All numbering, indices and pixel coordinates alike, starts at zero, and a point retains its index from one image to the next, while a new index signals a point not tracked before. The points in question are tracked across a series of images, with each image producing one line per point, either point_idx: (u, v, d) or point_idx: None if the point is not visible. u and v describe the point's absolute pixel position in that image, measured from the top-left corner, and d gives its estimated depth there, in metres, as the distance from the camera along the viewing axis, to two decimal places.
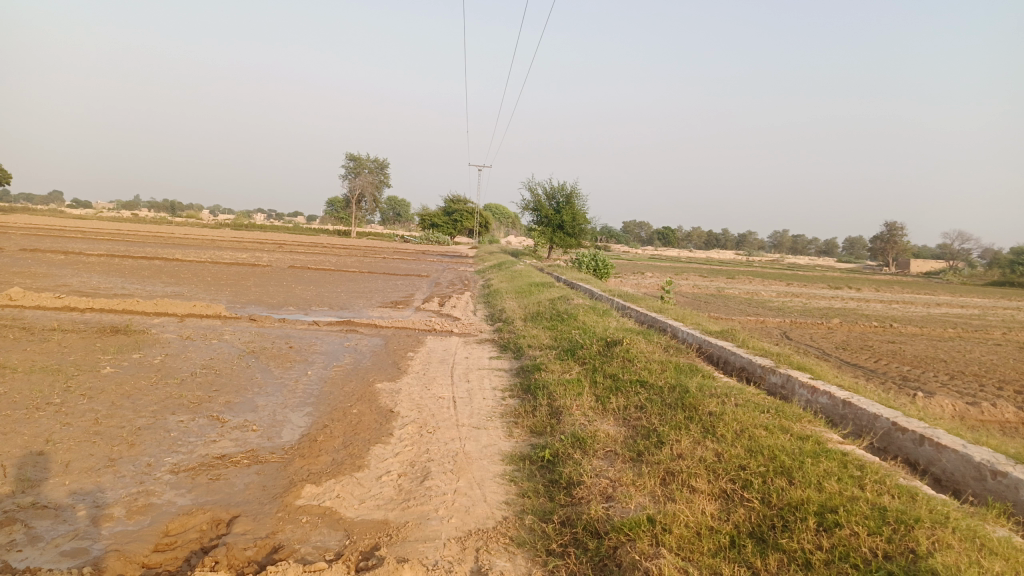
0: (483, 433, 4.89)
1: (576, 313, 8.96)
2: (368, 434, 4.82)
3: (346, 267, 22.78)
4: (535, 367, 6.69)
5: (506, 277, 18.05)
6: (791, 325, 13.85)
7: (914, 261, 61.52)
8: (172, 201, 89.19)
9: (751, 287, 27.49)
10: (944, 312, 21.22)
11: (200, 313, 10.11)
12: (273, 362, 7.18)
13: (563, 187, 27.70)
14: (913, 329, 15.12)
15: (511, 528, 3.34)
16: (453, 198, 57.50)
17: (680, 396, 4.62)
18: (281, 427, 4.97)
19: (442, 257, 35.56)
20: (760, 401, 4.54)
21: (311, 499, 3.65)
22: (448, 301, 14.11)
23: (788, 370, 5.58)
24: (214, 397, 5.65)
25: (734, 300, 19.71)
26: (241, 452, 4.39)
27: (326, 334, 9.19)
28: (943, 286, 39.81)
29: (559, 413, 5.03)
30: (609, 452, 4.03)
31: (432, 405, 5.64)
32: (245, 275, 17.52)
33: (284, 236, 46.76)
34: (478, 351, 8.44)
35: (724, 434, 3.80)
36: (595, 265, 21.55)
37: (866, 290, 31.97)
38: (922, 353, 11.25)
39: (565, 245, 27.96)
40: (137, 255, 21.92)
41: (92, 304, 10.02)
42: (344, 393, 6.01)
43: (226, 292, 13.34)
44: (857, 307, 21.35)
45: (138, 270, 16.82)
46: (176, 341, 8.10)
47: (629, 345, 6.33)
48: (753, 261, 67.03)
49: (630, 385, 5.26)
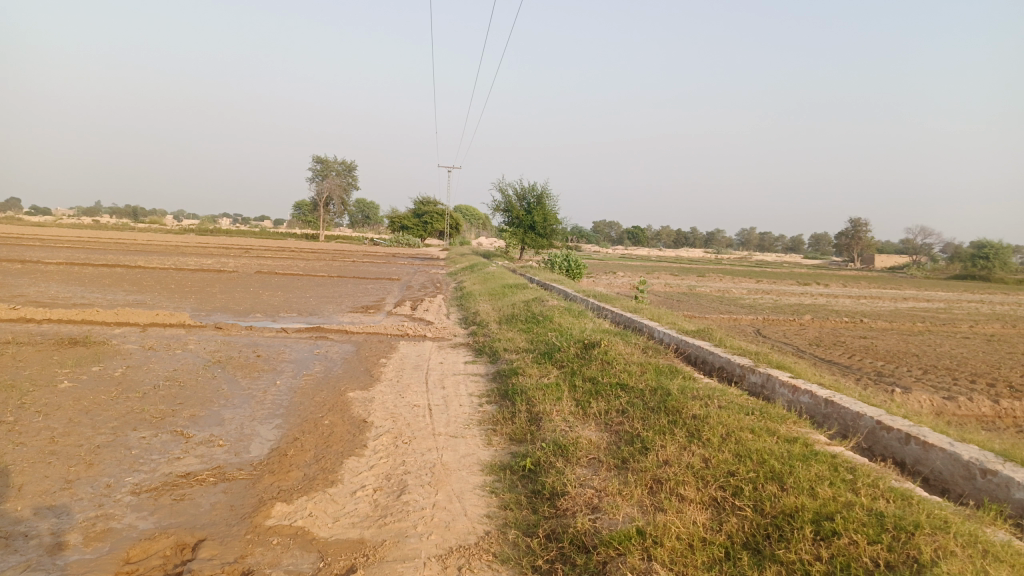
0: (461, 442, 4.73)
1: (551, 315, 8.83)
2: (341, 446, 4.64)
3: (316, 272, 22.43)
4: (511, 372, 6.55)
5: (478, 279, 17.90)
6: (764, 323, 13.89)
7: (878, 257, 62.62)
8: (135, 207, 87.32)
9: (722, 285, 27.66)
10: (911, 306, 21.53)
11: (164, 322, 9.79)
12: (240, 373, 6.95)
13: (534, 187, 27.62)
14: (883, 324, 15.28)
15: (494, 544, 3.19)
16: (423, 200, 57.11)
17: (662, 399, 4.52)
18: (249, 441, 4.77)
19: (414, 260, 35.28)
20: (744, 402, 4.45)
21: (282, 519, 3.46)
22: (420, 304, 13.91)
23: (768, 370, 5.51)
24: (178, 411, 5.41)
25: (706, 298, 19.77)
26: (208, 469, 4.19)
27: (296, 342, 8.95)
28: (907, 281, 40.55)
29: (538, 420, 4.89)
30: (593, 459, 3.90)
31: (407, 414, 5.46)
32: (211, 281, 17.12)
33: (251, 241, 45.98)
34: (452, 355, 8.27)
35: (710, 438, 3.69)
36: (567, 265, 21.49)
37: (834, 285, 32.37)
38: (894, 348, 11.34)
39: (537, 246, 27.88)
40: (99, 263, 21.33)
41: (49, 315, 9.64)
42: (315, 403, 5.81)
43: (192, 299, 12.98)
44: (827, 302, 21.55)
45: (99, 278, 16.33)
46: (138, 352, 7.80)
47: (607, 347, 6.21)
48: (722, 258, 67.66)
49: (610, 388, 5.15)
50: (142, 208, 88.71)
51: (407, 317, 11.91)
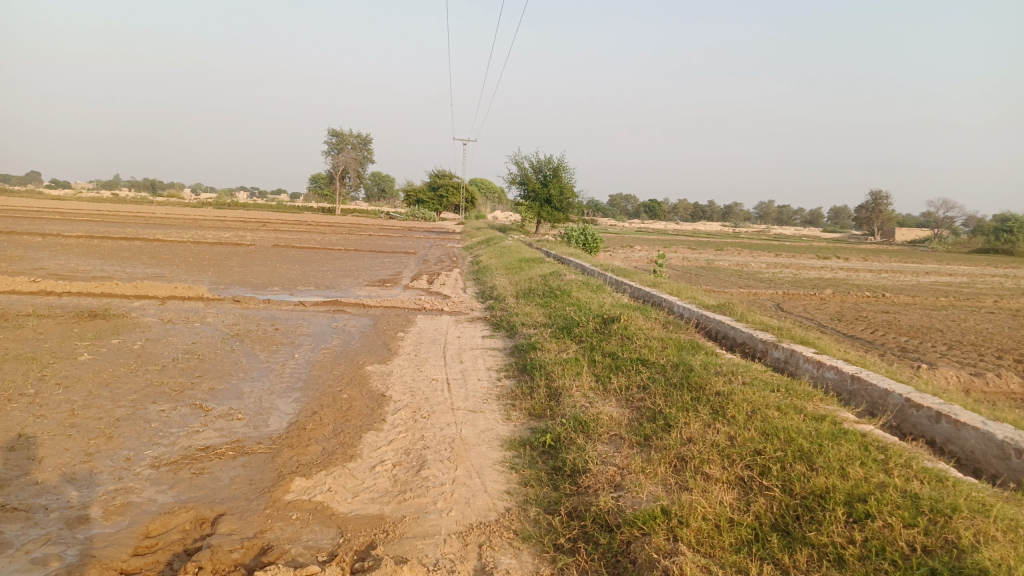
0: (480, 417, 4.68)
1: (569, 289, 8.74)
2: (359, 421, 4.61)
3: (333, 245, 22.42)
4: (530, 347, 6.48)
5: (495, 253, 17.82)
6: (784, 297, 13.70)
7: (899, 231, 61.72)
8: (153, 180, 87.75)
9: (740, 259, 27.36)
10: (933, 280, 21.18)
11: (182, 295, 9.81)
12: (258, 346, 6.94)
13: (551, 160, 27.36)
14: (906, 298, 15.05)
15: (515, 521, 3.15)
16: (439, 173, 56.86)
17: (684, 375, 4.43)
18: (268, 414, 4.75)
19: (429, 233, 35.22)
20: (768, 379, 4.36)
21: (301, 494, 3.43)
22: (436, 278, 13.86)
23: (792, 345, 5.41)
24: (197, 385, 5.41)
25: (725, 272, 19.55)
26: (227, 443, 4.17)
27: (313, 315, 8.93)
28: (929, 254, 39.96)
29: (558, 395, 4.83)
30: (614, 436, 3.84)
31: (426, 388, 5.42)
32: (229, 255, 17.16)
33: (269, 215, 46.08)
34: (470, 329, 8.22)
35: (735, 416, 3.61)
36: (584, 239, 21.33)
37: (854, 259, 31.94)
38: (917, 323, 11.14)
39: (553, 220, 27.69)
40: (118, 236, 21.43)
41: (69, 288, 9.69)
42: (333, 377, 5.79)
43: (209, 273, 13.00)
44: (848, 277, 21.25)
45: (118, 252, 16.40)
46: (157, 325, 7.81)
47: (627, 322, 6.12)
48: (740, 232, 66.99)
49: (631, 364, 5.07)
50: (160, 182, 89.12)
51: (424, 291, 11.86)
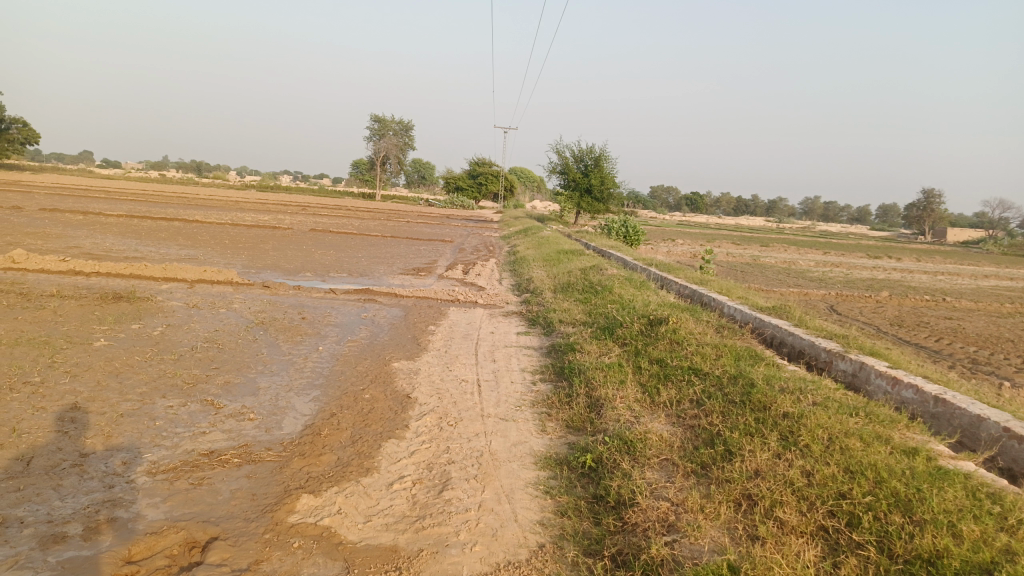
0: (511, 428, 4.23)
1: (612, 285, 8.21)
2: (380, 427, 4.19)
3: (370, 232, 22.21)
4: (568, 348, 6.00)
5: (533, 244, 17.34)
6: (838, 299, 12.94)
7: (952, 230, 59.66)
8: (199, 162, 88.96)
9: (786, 257, 26.34)
10: (995, 285, 20.03)
11: (211, 279, 9.55)
12: (282, 336, 6.60)
13: (592, 150, 26.74)
14: (968, 303, 14.15)
15: (549, 563, 2.69)
16: (479, 160, 56.40)
17: (745, 392, 3.92)
18: (282, 415, 4.36)
19: (468, 221, 34.84)
20: (843, 400, 3.81)
21: (306, 516, 3.03)
22: (471, 268, 13.42)
23: (861, 357, 4.86)
24: (211, 378, 5.07)
25: (772, 270, 18.73)
26: (234, 448, 3.79)
27: (343, 304, 8.56)
28: (984, 256, 38.39)
29: (599, 406, 4.35)
30: (666, 463, 3.35)
31: (454, 391, 4.99)
32: (264, 238, 16.97)
33: (307, 198, 46.21)
34: (504, 325, 7.77)
35: (809, 444, 3.11)
36: (625, 231, 20.70)
37: (907, 260, 30.65)
38: (985, 332, 10.34)
39: (594, 211, 27.05)
40: (158, 216, 21.51)
41: (98, 267, 9.50)
42: (357, 374, 5.38)
43: (242, 256, 12.77)
44: (902, 278, 20.23)
45: (155, 232, 16.33)
46: (181, 310, 7.53)
47: (676, 324, 5.58)
48: (785, 228, 65.31)
49: (681, 373, 4.57)
50: (206, 164, 90.43)
51: (458, 282, 11.43)
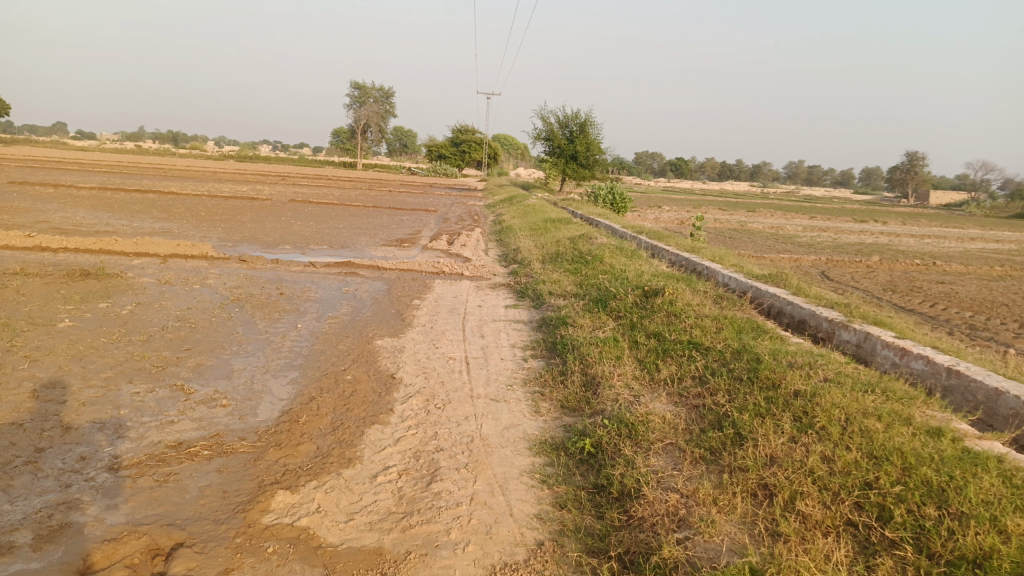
0: (503, 410, 3.98)
1: (602, 255, 7.95)
2: (362, 411, 3.92)
3: (352, 201, 21.75)
4: (560, 321, 5.74)
5: (518, 212, 17.01)
6: (828, 264, 12.75)
7: (935, 193, 59.78)
8: (176, 132, 86.86)
9: (773, 221, 26.21)
10: (982, 247, 19.97)
11: (186, 253, 9.17)
12: (259, 313, 6.29)
13: (577, 115, 26.26)
14: (958, 267, 14.03)
15: (550, 563, 2.46)
16: (461, 127, 55.55)
17: (751, 368, 3.68)
18: (258, 400, 4.08)
19: (451, 191, 34.32)
20: (855, 376, 3.59)
21: (283, 516, 2.77)
22: (457, 238, 13.10)
23: (865, 327, 4.66)
24: (182, 360, 4.77)
25: (761, 236, 18.54)
26: (204, 439, 3.52)
27: (323, 278, 8.23)
28: (966, 219, 38.46)
29: (596, 385, 4.10)
30: (671, 448, 3.12)
31: (441, 370, 4.72)
32: (243, 210, 16.50)
33: (287, 168, 45.33)
34: (492, 298, 7.49)
35: (826, 427, 2.88)
36: (611, 198, 20.39)
37: (892, 223, 30.58)
38: (978, 296, 10.21)
39: (579, 178, 26.65)
40: (132, 188, 20.88)
41: (66, 242, 9.09)
42: (339, 353, 5.10)
43: (219, 228, 12.37)
44: (889, 242, 20.09)
45: (130, 205, 15.80)
46: (153, 287, 7.18)
47: (673, 296, 5.33)
48: (770, 193, 65.15)
49: (681, 349, 4.33)
50: (183, 134, 88.47)
51: (443, 253, 11.10)
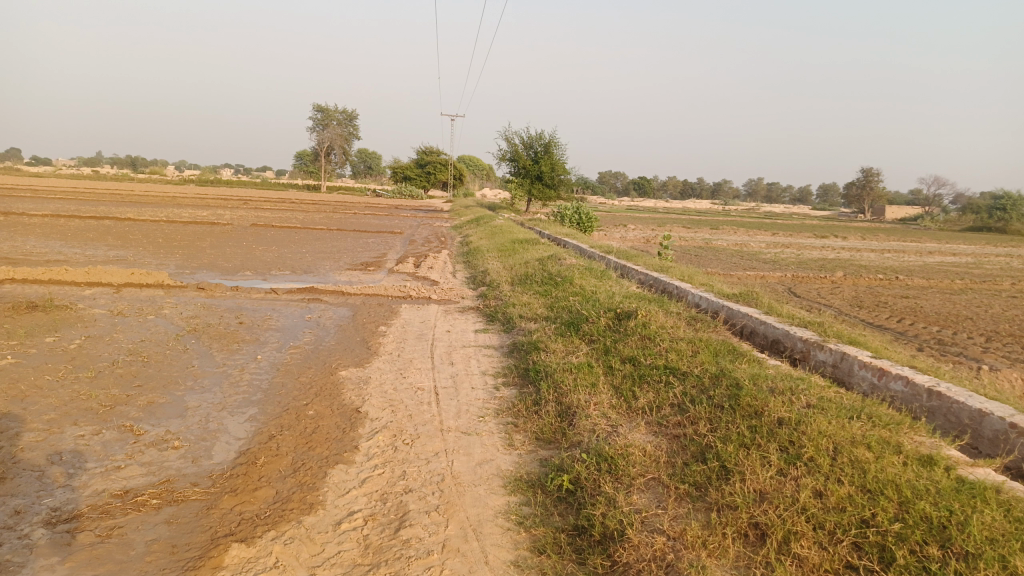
0: (475, 444, 3.78)
1: (571, 276, 7.82)
2: (325, 450, 3.69)
3: (316, 225, 21.46)
4: (531, 347, 5.57)
5: (485, 233, 16.86)
6: (795, 281, 12.81)
7: (891, 208, 61.35)
8: (133, 157, 85.54)
9: (737, 239, 26.49)
10: (940, 261, 20.35)
11: (141, 283, 8.82)
12: (216, 344, 6.01)
13: (541, 137, 26.33)
14: (921, 281, 14.23)
15: None
16: (426, 149, 55.44)
17: (732, 394, 3.55)
18: (213, 441, 3.83)
19: (417, 213, 34.07)
20: (839, 400, 3.49)
21: (237, 572, 2.54)
22: (423, 261, 12.89)
23: (840, 347, 4.59)
24: (132, 398, 4.49)
25: (727, 253, 18.65)
26: (153, 486, 3.25)
27: (285, 306, 7.95)
28: (922, 233, 39.38)
29: (571, 415, 3.93)
30: (654, 483, 2.96)
31: (409, 402, 4.51)
32: (202, 235, 16.07)
33: (249, 192, 44.65)
34: (460, 322, 7.30)
35: (815, 457, 2.76)
36: (578, 218, 20.38)
37: (852, 238, 31.13)
38: (943, 310, 10.30)
39: (544, 198, 26.67)
40: (86, 215, 20.26)
41: (12, 273, 8.69)
42: (301, 385, 4.86)
43: (177, 255, 11.99)
44: (851, 257, 20.39)
45: (84, 233, 15.28)
46: (104, 319, 6.84)
47: (646, 318, 5.21)
48: (732, 210, 66.13)
49: (657, 374, 4.19)
50: (142, 159, 86.84)
51: (410, 276, 10.89)
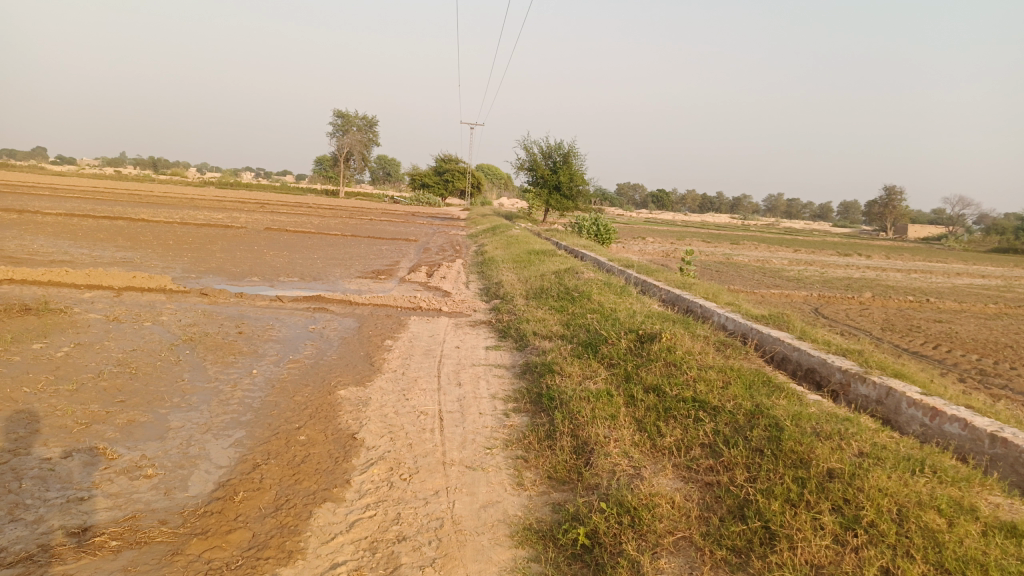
0: (480, 482, 3.39)
1: (589, 292, 7.42)
2: (313, 484, 3.31)
3: (331, 230, 21.21)
4: (546, 368, 5.16)
5: (501, 243, 16.49)
6: (821, 301, 12.32)
7: (913, 227, 60.38)
8: (155, 158, 86.38)
9: (758, 254, 26.01)
10: (969, 283, 19.72)
11: (143, 286, 8.53)
12: (211, 356, 5.68)
13: (561, 146, 25.98)
14: (952, 304, 13.66)
15: None
16: (444, 157, 55.23)
17: (773, 436, 3.14)
18: (190, 469, 3.46)
19: (434, 220, 33.79)
20: (895, 449, 3.06)
21: None
22: (436, 270, 12.53)
23: (885, 380, 4.17)
24: (112, 416, 4.14)
25: (748, 270, 18.17)
26: (116, 523, 2.89)
27: (289, 315, 7.61)
28: (944, 254, 38.65)
29: (588, 452, 3.53)
30: (684, 545, 2.59)
31: (412, 428, 4.13)
32: (213, 238, 15.81)
33: (267, 195, 44.60)
34: (471, 338, 6.91)
35: (877, 523, 2.36)
36: (596, 229, 19.97)
37: (875, 257, 30.51)
38: (979, 336, 9.80)
39: (562, 208, 26.28)
40: (101, 214, 20.12)
41: (12, 273, 8.42)
42: (295, 406, 4.49)
43: (185, 258, 11.73)
44: (877, 277, 19.81)
45: (95, 233, 15.07)
46: (98, 324, 6.53)
47: (671, 342, 4.80)
48: (750, 225, 65.44)
49: (684, 407, 3.78)
50: (164, 160, 87.54)
51: (421, 286, 10.52)
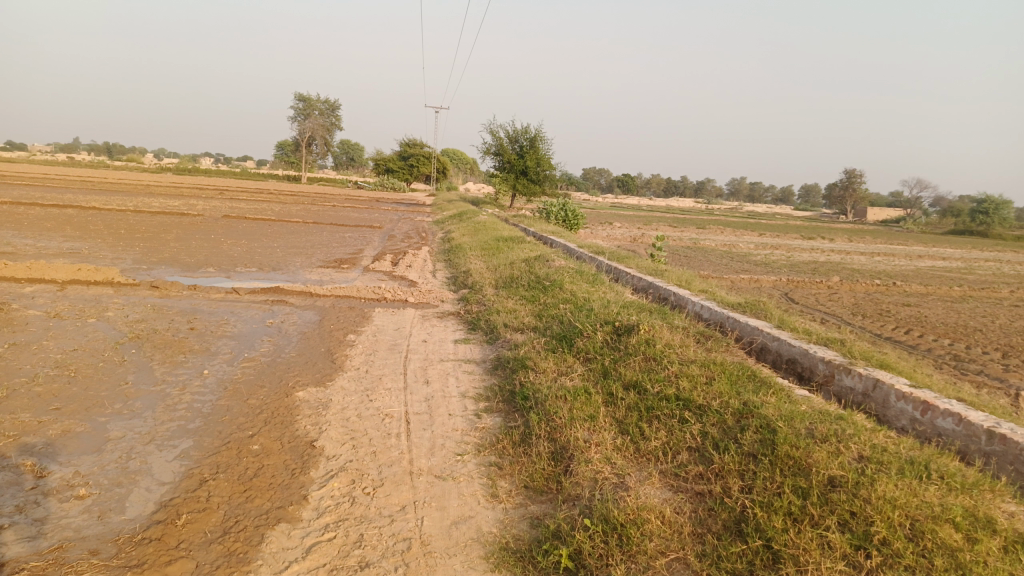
0: (451, 494, 3.12)
1: (560, 281, 7.14)
2: (267, 502, 3.00)
3: (293, 217, 20.61)
4: (519, 364, 4.90)
5: (469, 230, 16.15)
6: (791, 286, 12.25)
7: (873, 210, 61.34)
8: (110, 145, 83.83)
9: (725, 239, 26.08)
10: (931, 265, 19.95)
11: (89, 279, 8.04)
12: (159, 355, 5.29)
13: (527, 130, 25.66)
14: (919, 287, 13.72)
15: None
16: (409, 142, 54.42)
17: (766, 439, 2.91)
18: (129, 488, 3.12)
19: (399, 206, 33.22)
20: (895, 451, 2.86)
21: None
22: (402, 259, 12.17)
23: (871, 371, 4.00)
24: (44, 426, 3.76)
25: (717, 255, 18.14)
26: (38, 556, 2.55)
27: (246, 308, 7.22)
28: (904, 236, 39.29)
29: (567, 458, 3.28)
30: (677, 567, 2.36)
31: (376, 434, 3.83)
32: (168, 227, 15.18)
33: (227, 182, 43.44)
34: (438, 330, 6.62)
35: (890, 541, 2.16)
36: (564, 215, 19.73)
37: (838, 240, 30.81)
38: (949, 320, 9.78)
39: (529, 193, 25.97)
40: (50, 203, 19.25)
41: None
42: (248, 410, 4.16)
43: (137, 249, 11.19)
44: (843, 260, 19.92)
45: (42, 222, 14.35)
46: (37, 322, 6.08)
47: (650, 334, 4.56)
48: (715, 209, 65.90)
49: (668, 407, 3.55)
50: (119, 144, 84.96)
51: (386, 276, 10.15)
